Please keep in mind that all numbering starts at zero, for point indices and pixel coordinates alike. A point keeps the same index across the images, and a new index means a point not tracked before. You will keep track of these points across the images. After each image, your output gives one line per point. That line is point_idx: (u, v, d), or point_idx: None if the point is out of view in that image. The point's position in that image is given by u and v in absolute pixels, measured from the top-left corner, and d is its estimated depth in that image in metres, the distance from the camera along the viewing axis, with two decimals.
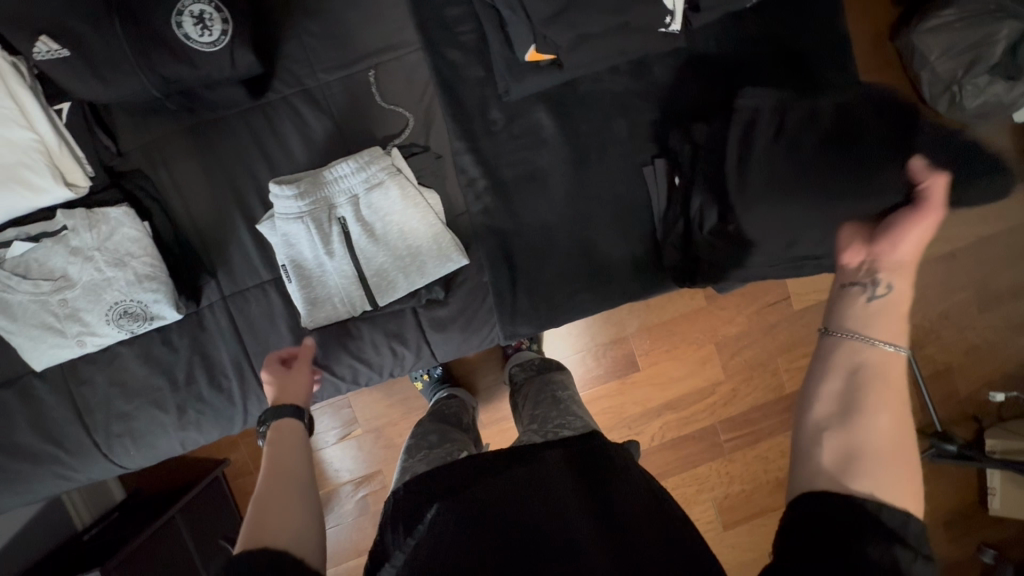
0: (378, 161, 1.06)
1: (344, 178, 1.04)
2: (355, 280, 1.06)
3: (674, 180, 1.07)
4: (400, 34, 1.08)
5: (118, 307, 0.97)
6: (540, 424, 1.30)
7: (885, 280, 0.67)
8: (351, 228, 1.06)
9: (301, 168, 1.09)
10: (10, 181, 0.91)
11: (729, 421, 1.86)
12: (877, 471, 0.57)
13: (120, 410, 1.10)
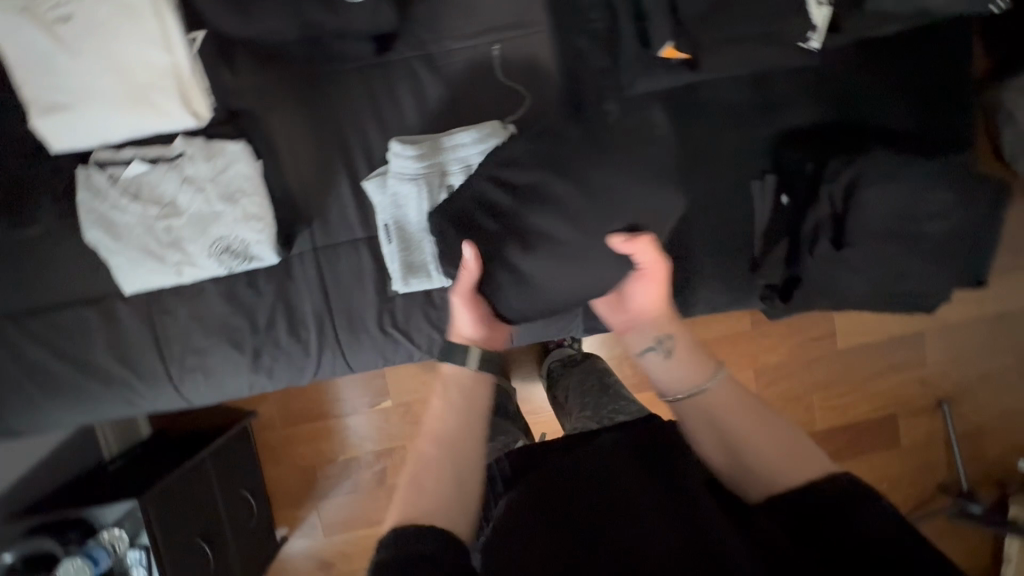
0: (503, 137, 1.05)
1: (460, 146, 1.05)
2: None
3: (782, 199, 1.07)
4: (530, 12, 1.07)
5: (221, 242, 0.97)
6: (592, 410, 1.26)
7: (664, 340, 0.87)
8: None
9: (411, 132, 1.09)
10: (141, 102, 0.91)
11: None
12: (778, 473, 0.73)
13: (197, 345, 1.10)
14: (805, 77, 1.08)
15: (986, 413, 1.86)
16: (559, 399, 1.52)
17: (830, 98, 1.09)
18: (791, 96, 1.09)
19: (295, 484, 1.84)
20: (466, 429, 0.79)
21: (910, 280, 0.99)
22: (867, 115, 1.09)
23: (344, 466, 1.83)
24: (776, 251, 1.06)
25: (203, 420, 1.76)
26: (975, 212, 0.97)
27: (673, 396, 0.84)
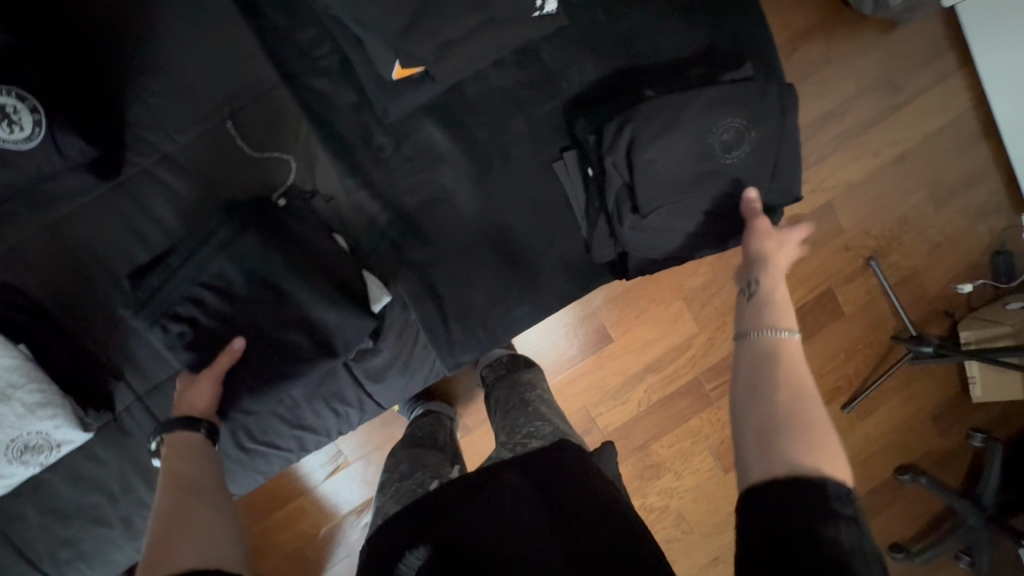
0: (248, 232, 0.90)
1: (203, 261, 0.90)
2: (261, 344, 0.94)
3: (588, 172, 1.00)
4: (256, 72, 0.95)
5: (16, 443, 0.88)
6: (508, 435, 1.13)
7: (759, 281, 0.77)
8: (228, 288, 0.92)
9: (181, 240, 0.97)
10: None
11: (710, 369, 1.68)
12: (783, 443, 0.58)
13: (63, 535, 1.03)
14: (569, 35, 0.99)
15: (946, 255, 1.46)
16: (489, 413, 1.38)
17: (607, 46, 1.00)
18: (563, 60, 1.00)
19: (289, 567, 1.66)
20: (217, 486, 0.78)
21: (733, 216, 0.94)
22: (649, 52, 0.99)
23: (331, 535, 1.67)
24: (600, 229, 1.01)
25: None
26: (766, 131, 0.92)
27: (761, 332, 0.70)
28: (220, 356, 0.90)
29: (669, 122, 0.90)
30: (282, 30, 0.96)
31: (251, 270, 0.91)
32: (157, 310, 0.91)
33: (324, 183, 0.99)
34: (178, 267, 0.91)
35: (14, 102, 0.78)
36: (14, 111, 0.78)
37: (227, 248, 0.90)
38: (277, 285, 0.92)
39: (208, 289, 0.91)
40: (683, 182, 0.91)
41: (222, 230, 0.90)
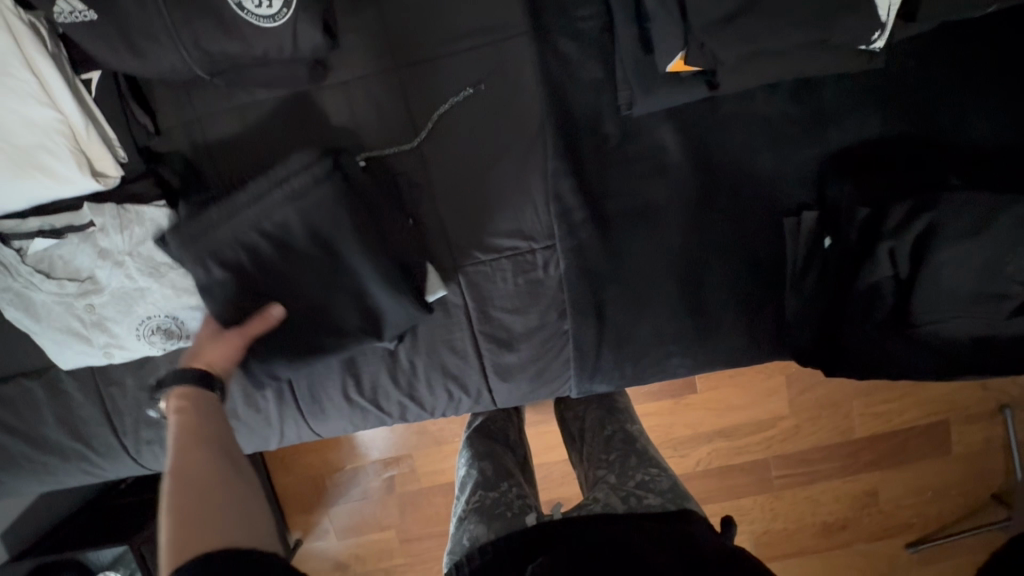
0: (324, 188, 0.78)
1: (260, 204, 0.78)
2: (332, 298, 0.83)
3: (823, 241, 0.85)
4: (505, 12, 0.84)
5: (150, 321, 0.85)
6: (617, 476, 1.05)
7: None
8: (296, 231, 0.80)
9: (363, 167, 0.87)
10: (31, 168, 0.76)
11: (790, 458, 1.40)
12: None
13: (150, 416, 1.00)
14: (862, 79, 0.83)
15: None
16: (569, 428, 1.28)
17: (900, 106, 0.83)
18: (845, 105, 0.84)
19: (305, 492, 1.62)
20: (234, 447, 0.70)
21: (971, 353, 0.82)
22: (946, 126, 0.83)
23: (352, 474, 1.60)
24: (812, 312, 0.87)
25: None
26: None
27: None
28: (253, 319, 0.81)
29: (976, 232, 0.75)
30: None
31: (311, 225, 0.79)
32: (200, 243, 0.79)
33: (533, 157, 0.88)
34: (239, 207, 0.78)
35: None
36: None
37: (292, 195, 0.78)
38: (357, 241, 0.80)
39: (266, 237, 0.80)
40: (972, 291, 0.78)
41: (294, 176, 0.77)
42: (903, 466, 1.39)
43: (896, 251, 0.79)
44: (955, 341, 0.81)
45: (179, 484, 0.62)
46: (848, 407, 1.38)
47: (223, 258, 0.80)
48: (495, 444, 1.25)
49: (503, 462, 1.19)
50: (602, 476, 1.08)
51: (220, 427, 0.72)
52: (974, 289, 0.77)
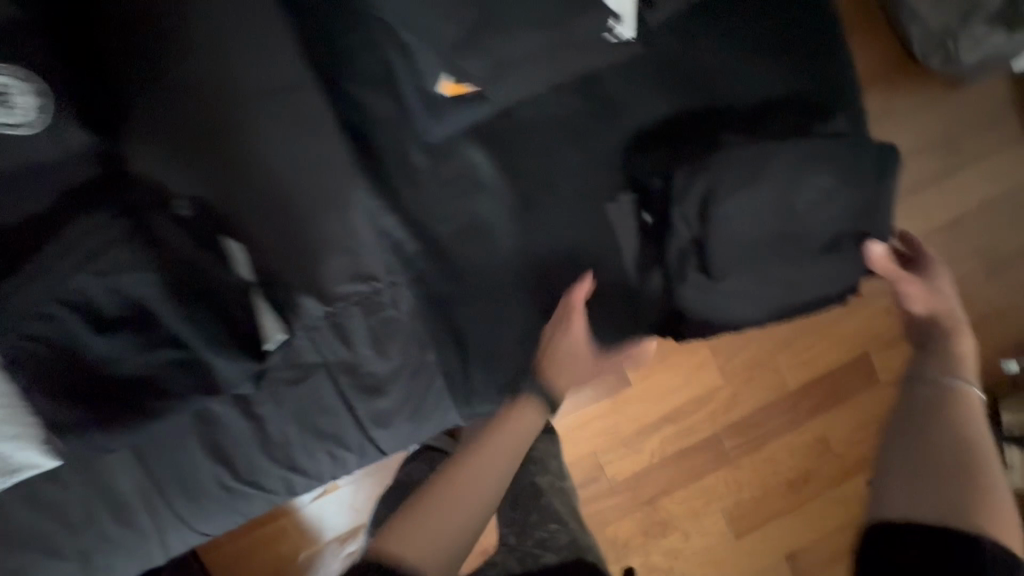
0: (123, 250, 0.76)
1: (65, 272, 0.74)
2: (155, 350, 0.78)
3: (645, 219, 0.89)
4: (287, 71, 0.86)
5: None
6: (517, 535, 0.99)
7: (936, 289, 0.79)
8: (64, 296, 0.75)
9: (95, 229, 0.76)
10: None
11: (732, 426, 1.40)
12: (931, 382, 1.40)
13: (8, 567, 0.89)
14: (636, 64, 0.89)
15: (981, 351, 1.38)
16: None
17: (677, 81, 0.90)
18: (627, 92, 0.90)
19: None
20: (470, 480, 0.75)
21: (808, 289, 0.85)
22: (726, 91, 0.89)
23: None
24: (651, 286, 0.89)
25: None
26: (860, 194, 0.83)
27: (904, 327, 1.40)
28: (68, 387, 0.77)
29: (756, 177, 0.82)
30: (324, 28, 0.87)
31: (119, 292, 0.76)
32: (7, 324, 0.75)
33: (351, 197, 0.88)
34: (28, 277, 0.74)
35: (10, 82, 0.72)
36: (8, 91, 0.72)
37: (93, 264, 0.75)
38: (145, 302, 0.77)
39: (69, 305, 0.75)
40: (751, 163, 0.81)
41: (84, 240, 0.75)
42: (838, 409, 1.42)
43: (688, 215, 0.83)
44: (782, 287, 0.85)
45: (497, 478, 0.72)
46: (776, 364, 1.41)
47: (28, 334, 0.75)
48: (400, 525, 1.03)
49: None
50: (503, 538, 1.01)
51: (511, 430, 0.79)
52: (751, 171, 0.81)
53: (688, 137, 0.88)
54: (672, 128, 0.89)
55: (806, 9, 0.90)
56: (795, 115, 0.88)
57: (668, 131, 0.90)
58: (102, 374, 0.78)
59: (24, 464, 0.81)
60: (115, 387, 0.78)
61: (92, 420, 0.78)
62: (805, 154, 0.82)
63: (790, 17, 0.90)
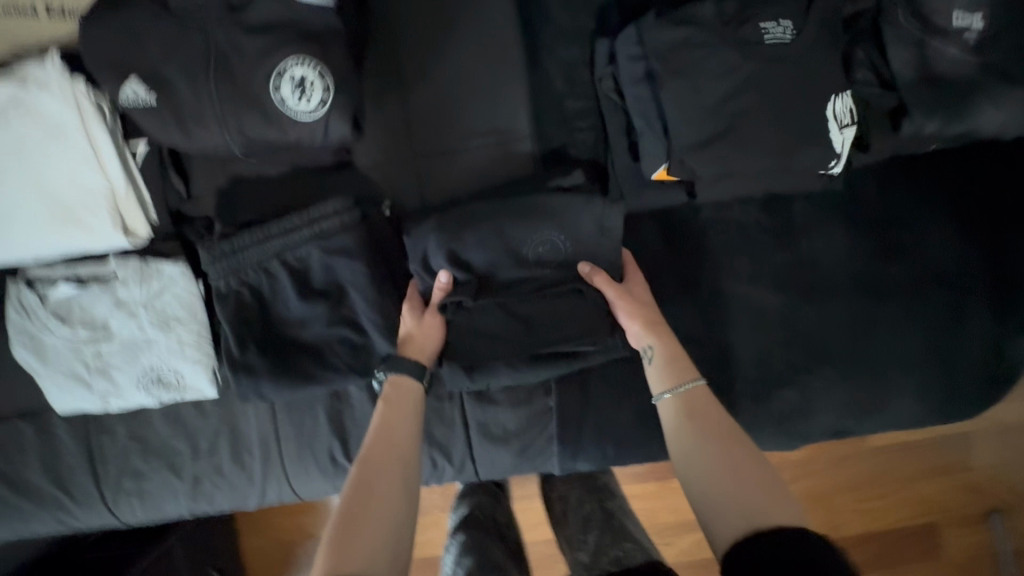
0: (348, 234, 0.84)
1: (291, 240, 0.84)
2: (343, 325, 0.89)
3: (785, 325, 0.94)
4: (509, 118, 0.94)
5: (152, 373, 0.88)
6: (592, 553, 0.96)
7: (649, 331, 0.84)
8: (290, 260, 0.86)
9: (331, 214, 0.84)
10: (70, 225, 0.83)
11: None
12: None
13: (136, 466, 1.01)
14: (825, 198, 0.94)
15: None
16: (553, 511, 1.12)
17: (863, 221, 0.94)
18: (809, 218, 0.94)
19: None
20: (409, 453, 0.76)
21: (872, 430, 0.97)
22: (907, 244, 0.93)
23: None
24: (772, 401, 0.93)
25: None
26: (955, 378, 0.94)
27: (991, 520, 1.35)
28: (263, 335, 0.88)
29: (880, 334, 0.93)
30: (554, 89, 0.95)
31: (333, 271, 0.86)
32: (232, 269, 0.86)
33: (543, 239, 0.87)
34: (268, 236, 0.84)
35: (313, 76, 0.79)
36: (310, 84, 0.79)
37: (317, 240, 0.84)
38: (348, 284, 0.87)
39: (287, 267, 0.86)
40: (876, 321, 0.93)
41: (323, 218, 0.84)
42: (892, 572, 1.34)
43: (768, 345, 0.93)
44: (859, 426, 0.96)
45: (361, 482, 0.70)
46: (840, 505, 1.34)
47: (244, 279, 0.87)
48: (483, 529, 1.09)
49: (492, 558, 1.01)
50: (578, 558, 0.99)
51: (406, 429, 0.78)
52: (875, 326, 0.93)
53: (850, 275, 0.94)
54: (842, 262, 0.94)
55: (1003, 191, 0.94)
56: (958, 287, 0.93)
57: (836, 263, 0.94)
58: (295, 333, 0.88)
59: (189, 389, 0.89)
60: (294, 346, 0.89)
61: (261, 370, 0.87)
62: (928, 326, 0.93)
63: (988, 202, 0.94)
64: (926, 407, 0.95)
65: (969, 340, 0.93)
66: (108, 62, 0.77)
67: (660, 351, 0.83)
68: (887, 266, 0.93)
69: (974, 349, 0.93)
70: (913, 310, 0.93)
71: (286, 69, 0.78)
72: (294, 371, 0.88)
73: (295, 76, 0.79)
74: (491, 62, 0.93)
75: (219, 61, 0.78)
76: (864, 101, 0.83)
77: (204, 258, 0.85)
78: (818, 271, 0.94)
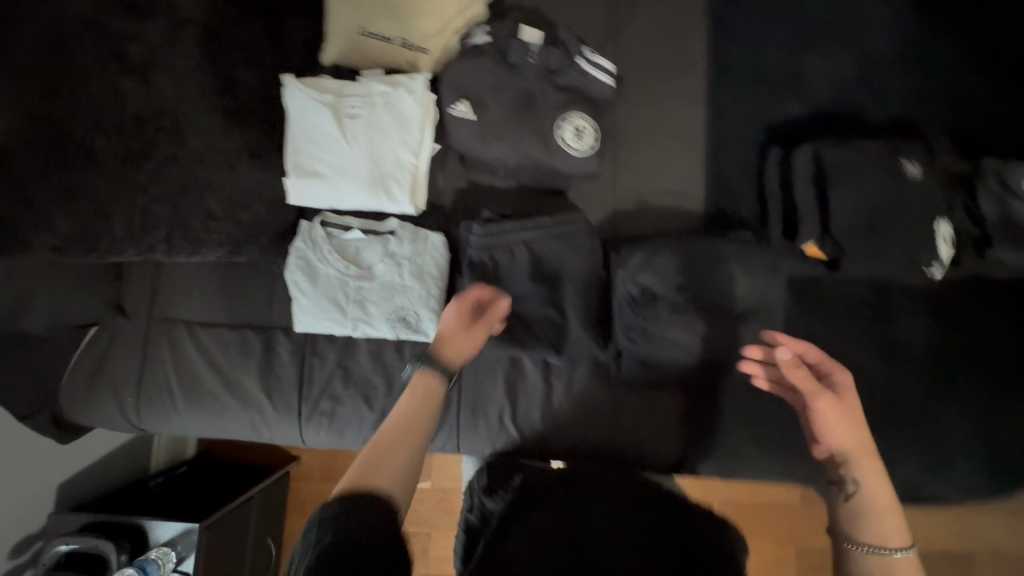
0: (581, 239, 1.12)
1: (540, 234, 1.11)
2: (553, 307, 1.13)
3: (875, 382, 1.21)
4: (691, 188, 1.28)
5: (399, 312, 1.11)
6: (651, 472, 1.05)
7: (856, 479, 0.80)
8: (533, 249, 1.12)
9: (573, 221, 1.12)
10: (378, 187, 1.10)
11: None
12: None
13: (335, 390, 1.19)
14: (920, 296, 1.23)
15: None
16: None
17: (944, 319, 1.23)
18: (904, 307, 1.23)
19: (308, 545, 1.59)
20: (414, 454, 0.77)
21: (930, 488, 1.21)
22: (972, 344, 1.22)
23: None
24: None
25: (247, 450, 1.60)
26: (996, 457, 1.20)
27: None
28: None
29: (944, 406, 1.21)
30: (728, 175, 1.28)
31: (560, 264, 1.12)
32: (488, 244, 1.11)
33: (723, 273, 1.12)
34: (524, 225, 1.11)
35: (589, 125, 1.11)
36: (586, 130, 1.11)
37: (560, 239, 1.12)
38: (568, 277, 1.13)
39: (529, 253, 1.12)
40: (941, 396, 1.21)
41: (567, 224, 1.12)
42: None
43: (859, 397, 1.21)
44: (923, 479, 1.20)
45: (374, 457, 0.73)
46: None
47: (492, 253, 1.12)
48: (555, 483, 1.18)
49: None
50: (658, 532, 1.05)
51: (426, 418, 0.82)
52: (940, 399, 1.21)
53: (927, 356, 1.22)
54: (923, 345, 1.22)
55: None
56: (1004, 384, 1.22)
57: (919, 344, 1.22)
58: (515, 303, 1.13)
59: (419, 330, 1.11)
60: (512, 315, 1.13)
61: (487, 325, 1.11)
62: (979, 408, 1.21)
63: None
64: (981, 474, 1.20)
65: (1009, 427, 1.21)
66: (455, 85, 1.09)
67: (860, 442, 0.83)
68: (954, 356, 1.22)
69: (1012, 435, 1.21)
70: (968, 393, 1.21)
71: (571, 118, 1.11)
72: (510, 333, 1.12)
73: (575, 124, 1.11)
74: (685, 148, 1.29)
75: (528, 103, 1.10)
76: (961, 226, 1.16)
77: (470, 234, 1.12)
78: (905, 348, 1.22)
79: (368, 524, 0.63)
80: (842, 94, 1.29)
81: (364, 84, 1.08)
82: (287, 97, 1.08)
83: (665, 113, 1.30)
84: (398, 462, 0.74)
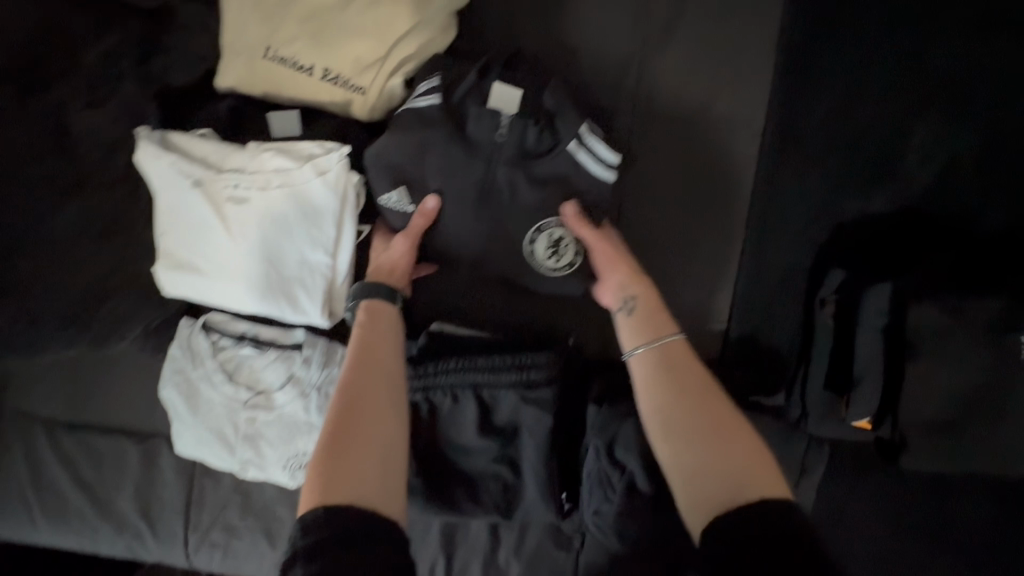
0: (552, 386, 0.81)
1: (495, 380, 0.81)
2: (506, 466, 0.86)
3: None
4: (712, 300, 0.96)
5: (302, 458, 0.84)
6: None
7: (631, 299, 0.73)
8: (483, 399, 0.83)
9: (540, 360, 0.81)
10: (279, 294, 0.77)
11: None
12: None
13: (231, 520, 0.95)
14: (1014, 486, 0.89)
15: None
16: None
17: None
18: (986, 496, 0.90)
19: None
20: (393, 388, 0.66)
21: None
22: None
23: None
24: None
25: None
26: None
27: None
28: (428, 456, 0.86)
29: None
30: (766, 289, 0.95)
31: (518, 417, 0.83)
32: (422, 386, 0.83)
33: None
34: (471, 367, 0.82)
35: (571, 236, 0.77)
36: (566, 244, 0.77)
37: (520, 388, 0.81)
38: (528, 434, 0.84)
39: (477, 399, 0.83)
40: None
41: (534, 367, 0.81)
42: None
43: None
44: None
45: (342, 415, 0.61)
46: None
47: (427, 395, 0.83)
48: None
49: None
50: None
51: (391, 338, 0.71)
52: None
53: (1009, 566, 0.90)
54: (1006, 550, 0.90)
55: None
56: None
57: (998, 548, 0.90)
58: (456, 457, 0.86)
59: None
60: (449, 470, 0.86)
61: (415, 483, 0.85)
62: None
63: None
64: None
65: None
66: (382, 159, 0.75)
67: (641, 304, 0.73)
68: None
69: None
70: None
71: (547, 226, 0.77)
72: (446, 495, 0.86)
73: (552, 233, 0.77)
74: (712, 245, 0.95)
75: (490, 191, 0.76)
76: None
77: None
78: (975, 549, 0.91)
79: (361, 522, 0.52)
80: (946, 189, 0.91)
81: (255, 157, 0.75)
82: (147, 169, 0.76)
83: (691, 191, 0.95)
84: (377, 405, 0.63)
